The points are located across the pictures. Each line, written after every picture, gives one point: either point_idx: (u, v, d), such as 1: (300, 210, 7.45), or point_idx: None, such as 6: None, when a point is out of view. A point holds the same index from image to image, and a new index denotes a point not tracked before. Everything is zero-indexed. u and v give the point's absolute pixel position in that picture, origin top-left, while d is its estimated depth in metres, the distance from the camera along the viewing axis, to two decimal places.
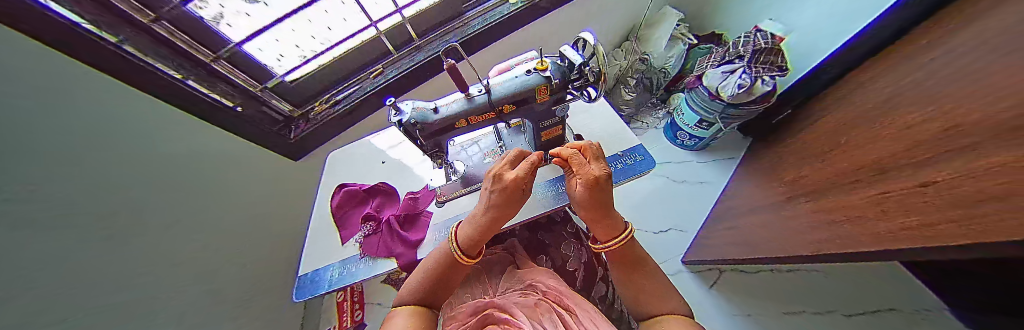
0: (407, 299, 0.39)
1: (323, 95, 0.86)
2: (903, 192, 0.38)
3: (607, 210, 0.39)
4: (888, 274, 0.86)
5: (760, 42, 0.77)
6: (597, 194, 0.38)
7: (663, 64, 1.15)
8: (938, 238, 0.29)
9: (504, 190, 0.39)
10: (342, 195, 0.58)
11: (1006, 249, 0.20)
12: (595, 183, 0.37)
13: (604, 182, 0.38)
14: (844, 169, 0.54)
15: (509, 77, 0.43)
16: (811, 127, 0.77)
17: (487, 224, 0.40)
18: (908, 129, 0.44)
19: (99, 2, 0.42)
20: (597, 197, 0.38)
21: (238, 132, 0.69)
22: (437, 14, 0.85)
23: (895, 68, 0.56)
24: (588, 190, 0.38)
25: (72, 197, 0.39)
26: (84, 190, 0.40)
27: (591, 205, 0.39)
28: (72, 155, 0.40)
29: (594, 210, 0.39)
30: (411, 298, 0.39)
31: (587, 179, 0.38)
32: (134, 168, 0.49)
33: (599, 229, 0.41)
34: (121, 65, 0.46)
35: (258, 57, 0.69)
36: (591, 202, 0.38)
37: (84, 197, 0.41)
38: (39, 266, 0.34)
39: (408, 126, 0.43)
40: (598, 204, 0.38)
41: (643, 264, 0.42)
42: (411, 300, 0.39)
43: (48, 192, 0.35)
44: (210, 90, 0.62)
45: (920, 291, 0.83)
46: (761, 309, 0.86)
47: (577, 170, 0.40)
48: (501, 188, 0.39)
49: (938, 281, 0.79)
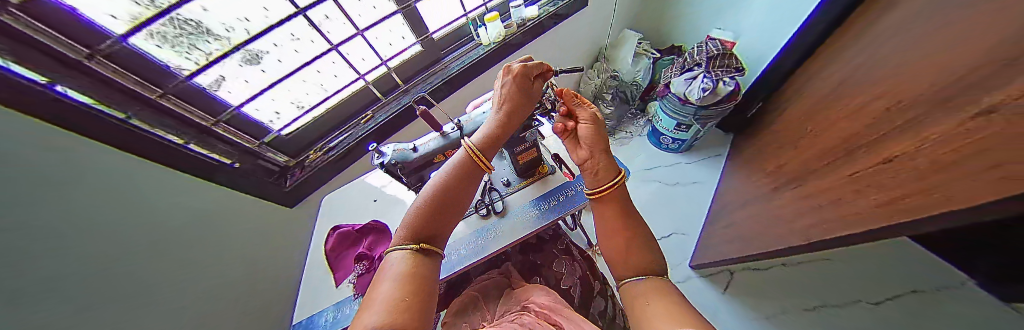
0: (407, 237, 0.35)
1: (318, 143, 0.92)
2: (873, 169, 0.39)
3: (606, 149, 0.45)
4: (902, 253, 0.83)
5: (712, 50, 0.87)
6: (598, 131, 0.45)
7: (633, 78, 1.24)
8: (908, 211, 0.30)
9: (517, 84, 0.41)
10: (336, 237, 0.59)
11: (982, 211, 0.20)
12: (598, 120, 0.46)
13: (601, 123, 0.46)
14: (811, 156, 0.56)
15: (479, 114, 0.49)
16: (781, 118, 0.81)
17: (501, 123, 0.41)
18: (861, 113, 0.47)
19: (113, 87, 0.50)
20: (602, 132, 0.45)
21: (235, 186, 0.72)
22: (421, 59, 0.95)
23: (837, 61, 0.61)
24: (596, 126, 0.45)
25: (54, 229, 0.40)
26: (64, 251, 0.41)
27: (599, 137, 0.44)
28: (51, 229, 0.40)
29: (600, 146, 0.45)
30: (411, 237, 0.35)
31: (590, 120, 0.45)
32: (113, 236, 0.48)
33: (605, 168, 0.44)
34: (119, 135, 0.50)
35: (256, 116, 0.77)
36: (599, 135, 0.44)
37: (72, 271, 0.42)
38: (24, 289, 0.36)
39: (389, 166, 0.48)
40: (603, 140, 0.45)
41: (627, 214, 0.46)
42: (410, 239, 0.35)
43: (12, 221, 0.35)
44: (209, 150, 0.68)
45: (937, 267, 0.79)
46: (781, 308, 0.81)
47: (581, 115, 0.46)
48: (514, 82, 0.41)
49: (955, 254, 0.76)
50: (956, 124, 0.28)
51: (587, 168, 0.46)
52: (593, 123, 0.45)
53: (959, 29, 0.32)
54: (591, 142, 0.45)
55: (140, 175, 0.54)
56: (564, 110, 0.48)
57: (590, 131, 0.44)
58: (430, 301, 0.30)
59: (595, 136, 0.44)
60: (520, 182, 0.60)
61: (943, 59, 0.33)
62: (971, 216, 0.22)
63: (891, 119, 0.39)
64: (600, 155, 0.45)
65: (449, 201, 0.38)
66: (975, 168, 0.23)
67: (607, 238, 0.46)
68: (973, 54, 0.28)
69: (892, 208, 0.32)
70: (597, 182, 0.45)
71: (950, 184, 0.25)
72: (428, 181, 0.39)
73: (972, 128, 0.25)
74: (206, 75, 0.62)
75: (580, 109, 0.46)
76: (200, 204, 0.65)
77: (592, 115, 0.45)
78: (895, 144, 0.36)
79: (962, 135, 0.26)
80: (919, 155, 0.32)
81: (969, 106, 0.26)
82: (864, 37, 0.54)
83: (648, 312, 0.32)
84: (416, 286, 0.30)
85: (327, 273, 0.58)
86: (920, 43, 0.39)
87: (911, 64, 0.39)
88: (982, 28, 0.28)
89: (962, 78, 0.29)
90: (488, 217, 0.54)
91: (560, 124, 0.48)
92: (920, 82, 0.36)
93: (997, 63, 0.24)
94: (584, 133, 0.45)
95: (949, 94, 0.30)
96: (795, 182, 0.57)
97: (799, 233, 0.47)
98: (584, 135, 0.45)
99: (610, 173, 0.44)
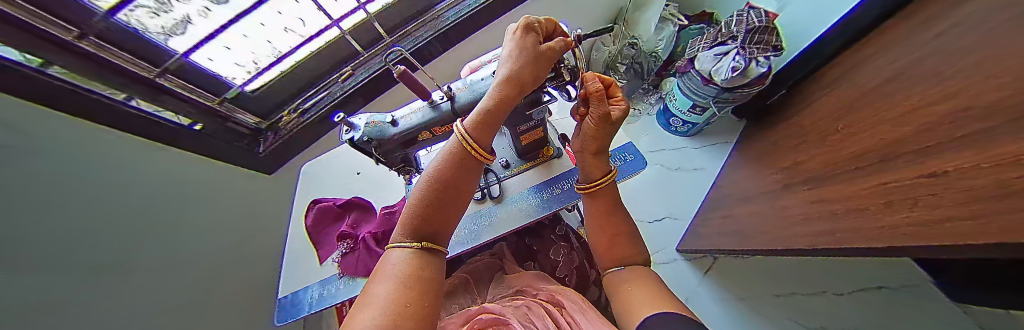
0: (406, 234, 0.32)
1: (293, 101, 0.84)
2: (911, 183, 0.33)
3: (604, 145, 0.40)
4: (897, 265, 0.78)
5: (753, 20, 0.74)
6: (605, 130, 0.38)
7: (654, 48, 1.10)
8: (935, 235, 0.27)
9: (530, 51, 0.31)
10: (314, 213, 0.56)
11: (1011, 250, 0.18)
12: (612, 119, 0.37)
13: (615, 120, 0.37)
14: (831, 154, 0.52)
15: (473, 83, 0.40)
16: (803, 108, 0.74)
17: (505, 102, 0.32)
18: (894, 109, 0.42)
19: (24, 29, 0.40)
20: (607, 133, 0.38)
21: (184, 147, 0.67)
22: (407, 5, 0.79)
23: (888, 44, 0.52)
24: (602, 127, 0.37)
25: None
26: None
27: (596, 141, 0.39)
28: None
29: (595, 145, 0.40)
30: (411, 234, 0.32)
31: (600, 117, 0.36)
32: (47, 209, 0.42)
33: (593, 166, 0.42)
34: (20, 85, 0.40)
35: (211, 67, 0.67)
36: (597, 139, 0.39)
37: None
38: None
39: (361, 143, 0.42)
40: (604, 140, 0.39)
41: (621, 209, 0.43)
42: (411, 236, 0.32)
43: None
44: (156, 106, 0.61)
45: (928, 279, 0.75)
46: (755, 293, 0.86)
47: (593, 110, 0.36)
48: (527, 48, 0.31)
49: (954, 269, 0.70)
50: (986, 140, 0.25)
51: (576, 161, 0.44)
52: (600, 123, 0.36)
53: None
54: (588, 141, 0.40)
55: (72, 132, 0.48)
56: (581, 95, 0.38)
57: (590, 132, 0.38)
58: (436, 306, 0.28)
59: (593, 137, 0.39)
60: (520, 166, 0.55)
61: (999, 50, 0.28)
62: (993, 251, 0.20)
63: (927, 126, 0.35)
64: (587, 155, 0.42)
65: (448, 198, 0.32)
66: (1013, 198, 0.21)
67: (595, 234, 0.43)
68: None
69: (923, 230, 0.29)
70: (588, 178, 0.43)
71: (1001, 213, 0.22)
72: (423, 170, 0.33)
73: (1009, 148, 0.22)
74: (137, 9, 0.51)
75: (594, 99, 0.35)
76: (151, 168, 0.60)
77: (602, 113, 0.35)
78: (935, 151, 0.31)
79: (993, 156, 0.24)
80: (959, 170, 0.27)
81: (1010, 125, 0.23)
82: (923, 19, 0.46)
83: (635, 303, 0.33)
84: (417, 291, 0.27)
85: (311, 249, 0.55)
86: (980, 27, 0.33)
87: (964, 54, 0.33)
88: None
89: (1018, 74, 0.24)
90: (483, 202, 0.51)
91: (576, 109, 0.40)
92: (966, 76, 0.31)
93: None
94: (584, 129, 0.39)
95: (998, 93, 0.26)
96: (809, 182, 0.53)
97: (804, 238, 0.46)
98: (584, 131, 0.40)
99: (598, 172, 0.42)
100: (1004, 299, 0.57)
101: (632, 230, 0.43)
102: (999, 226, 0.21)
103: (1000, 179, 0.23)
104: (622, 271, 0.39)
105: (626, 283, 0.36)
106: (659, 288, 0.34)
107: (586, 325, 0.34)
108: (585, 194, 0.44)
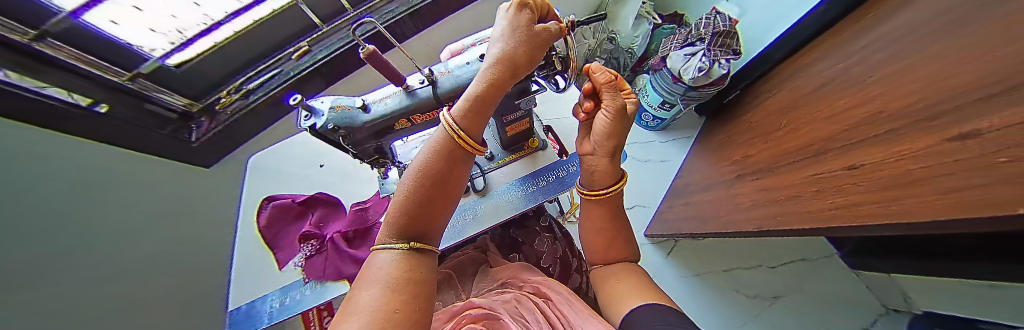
0: (393, 234, 0.30)
1: (232, 81, 0.74)
2: (838, 173, 0.38)
3: (620, 144, 0.38)
4: (811, 243, 0.93)
5: (719, 25, 0.80)
6: (620, 125, 0.37)
7: (630, 43, 1.15)
8: (848, 216, 0.32)
9: (526, 34, 0.29)
10: (269, 212, 0.49)
11: (913, 230, 0.23)
12: (624, 111, 0.36)
13: (629, 113, 0.37)
14: (772, 147, 0.59)
15: (456, 68, 0.37)
16: (749, 107, 0.85)
17: (496, 90, 0.30)
18: (825, 111, 0.48)
19: None
20: (621, 127, 0.37)
21: (99, 138, 0.54)
22: None
23: (819, 56, 0.61)
24: (617, 120, 0.36)
25: None
26: None
27: (612, 138, 0.37)
28: None
29: (612, 147, 0.38)
30: (399, 234, 0.30)
31: (613, 110, 0.35)
32: None
33: (605, 172, 0.39)
34: None
35: (110, 31, 0.53)
36: (613, 135, 0.37)
37: None
38: None
39: (324, 131, 0.38)
40: (618, 139, 0.38)
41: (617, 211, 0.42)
42: (399, 237, 0.30)
43: None
44: (45, 83, 0.47)
45: (827, 251, 0.91)
46: (708, 269, 0.97)
47: (604, 103, 0.36)
48: (523, 30, 0.29)
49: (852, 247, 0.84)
50: (890, 139, 0.31)
51: (586, 165, 0.41)
52: (614, 116, 0.36)
53: (939, 28, 0.32)
54: (605, 138, 0.38)
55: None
56: (587, 88, 0.38)
57: (605, 128, 0.37)
58: (431, 309, 0.27)
59: (608, 134, 0.37)
60: (505, 157, 0.54)
61: (911, 64, 0.34)
62: (893, 228, 0.25)
63: (845, 126, 0.42)
64: (601, 158, 0.39)
65: (438, 197, 0.30)
66: (905, 187, 0.26)
67: (594, 237, 0.42)
68: (944, 56, 0.28)
69: (844, 211, 0.34)
70: (593, 184, 0.41)
71: (890, 196, 0.27)
72: (409, 163, 0.31)
73: (907, 146, 0.27)
74: None
75: (607, 88, 0.35)
76: (56, 158, 0.46)
77: (617, 105, 0.35)
78: (858, 146, 0.37)
79: (894, 152, 0.29)
80: (869, 162, 0.33)
81: (910, 127, 0.28)
82: (846, 37, 0.54)
83: (617, 306, 0.35)
84: (410, 295, 0.26)
85: (269, 252, 0.49)
86: (891, 47, 0.39)
87: (883, 65, 0.39)
88: (973, 22, 0.27)
89: (928, 83, 0.29)
90: (468, 195, 0.50)
91: (580, 105, 0.40)
92: (886, 83, 0.37)
93: (983, 59, 0.23)
94: (597, 126, 0.38)
95: (914, 95, 0.30)
96: (758, 173, 0.60)
97: (752, 221, 0.52)
98: (597, 128, 0.38)
99: (608, 180, 0.39)
100: (889, 264, 0.72)
101: (629, 231, 0.43)
102: (890, 208, 0.26)
103: (896, 170, 0.28)
104: (611, 266, 0.41)
105: (613, 278, 0.39)
106: (645, 284, 0.36)
107: (575, 316, 0.35)
108: (589, 199, 0.42)
